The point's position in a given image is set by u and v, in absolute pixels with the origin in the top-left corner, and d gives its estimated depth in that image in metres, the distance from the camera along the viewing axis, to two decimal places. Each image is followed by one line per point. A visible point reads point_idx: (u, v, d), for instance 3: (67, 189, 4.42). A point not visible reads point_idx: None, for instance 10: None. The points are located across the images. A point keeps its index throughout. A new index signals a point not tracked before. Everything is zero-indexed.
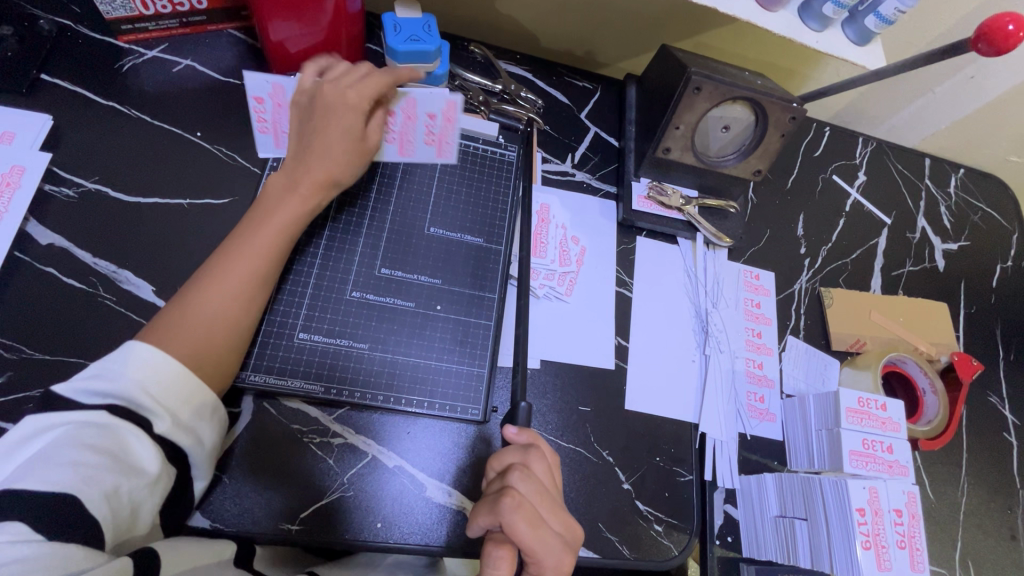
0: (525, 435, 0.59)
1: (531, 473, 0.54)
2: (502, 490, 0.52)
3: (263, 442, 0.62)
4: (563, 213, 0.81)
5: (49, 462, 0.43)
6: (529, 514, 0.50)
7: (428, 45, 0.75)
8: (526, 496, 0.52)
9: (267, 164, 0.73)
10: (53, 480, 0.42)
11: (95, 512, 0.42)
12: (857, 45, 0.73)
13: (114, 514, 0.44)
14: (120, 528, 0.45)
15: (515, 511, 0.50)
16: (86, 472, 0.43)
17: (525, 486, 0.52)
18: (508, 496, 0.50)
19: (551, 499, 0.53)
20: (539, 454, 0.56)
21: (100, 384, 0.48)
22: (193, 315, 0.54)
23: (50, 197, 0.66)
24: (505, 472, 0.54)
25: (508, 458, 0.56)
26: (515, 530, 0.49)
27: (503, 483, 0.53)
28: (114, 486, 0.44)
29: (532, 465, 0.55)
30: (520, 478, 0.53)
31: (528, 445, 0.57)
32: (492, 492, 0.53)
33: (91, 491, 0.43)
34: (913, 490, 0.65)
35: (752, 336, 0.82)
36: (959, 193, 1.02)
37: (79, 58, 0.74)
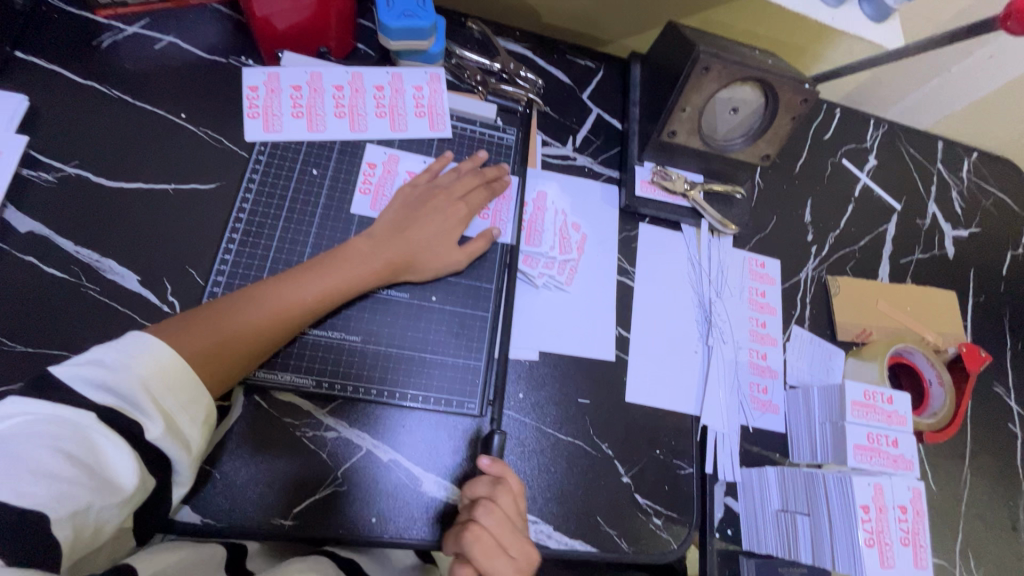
0: (497, 465, 0.57)
1: (496, 507, 0.54)
2: (465, 524, 0.54)
3: (253, 437, 0.61)
4: (563, 199, 0.79)
5: (22, 467, 0.40)
6: (486, 546, 0.52)
7: (422, 21, 0.71)
8: (488, 530, 0.53)
9: (255, 148, 0.70)
10: (22, 494, 0.39)
11: (58, 533, 0.40)
12: (876, 22, 0.69)
13: (77, 535, 0.42)
14: (81, 545, 0.43)
15: (473, 544, 0.52)
16: (58, 487, 0.41)
17: (487, 520, 0.53)
18: (468, 531, 0.53)
19: (515, 531, 0.54)
20: (507, 488, 0.56)
21: (97, 376, 0.46)
22: (262, 303, 0.58)
23: (28, 182, 0.64)
24: (472, 504, 0.55)
25: (478, 488, 0.56)
26: (471, 561, 0.52)
27: (468, 516, 0.54)
28: (84, 505, 0.42)
29: (498, 498, 0.55)
30: (485, 512, 0.54)
31: (498, 477, 0.57)
32: (459, 522, 0.55)
33: (60, 510, 0.41)
34: (918, 485, 0.64)
35: (756, 326, 0.80)
36: (971, 177, 0.99)
37: (54, 34, 0.70)
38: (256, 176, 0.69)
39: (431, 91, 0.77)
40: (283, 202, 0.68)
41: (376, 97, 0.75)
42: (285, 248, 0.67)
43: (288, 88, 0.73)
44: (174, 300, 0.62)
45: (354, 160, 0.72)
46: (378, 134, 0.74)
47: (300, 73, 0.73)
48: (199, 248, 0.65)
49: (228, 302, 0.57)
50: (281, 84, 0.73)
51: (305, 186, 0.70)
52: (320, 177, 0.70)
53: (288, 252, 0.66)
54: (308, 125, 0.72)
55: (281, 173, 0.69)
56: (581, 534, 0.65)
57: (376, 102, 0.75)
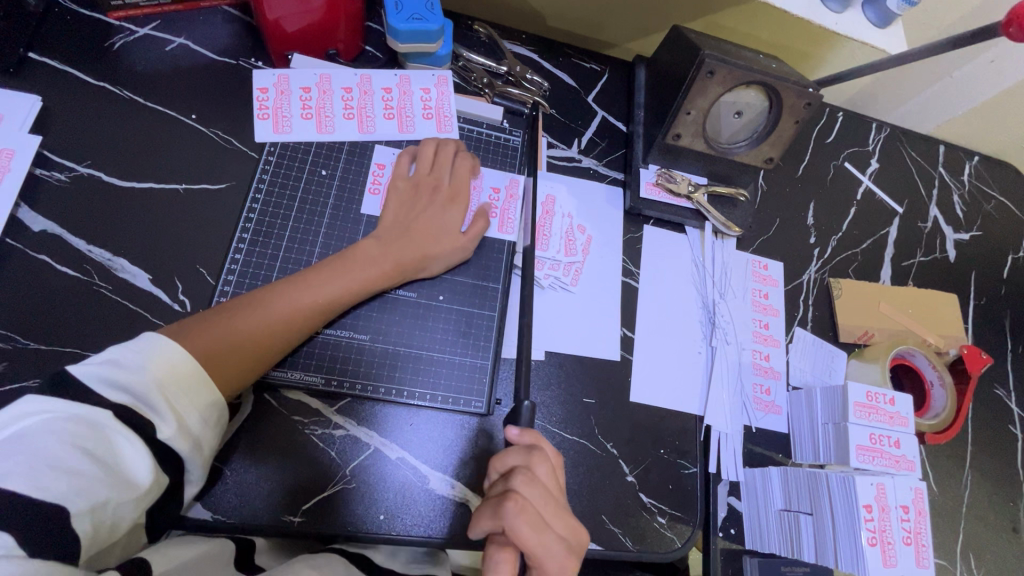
0: (527, 435, 0.57)
1: (535, 476, 0.54)
2: (505, 494, 0.52)
3: (262, 435, 0.61)
4: (569, 202, 0.79)
5: (42, 462, 0.41)
6: (532, 519, 0.51)
7: (430, 24, 0.72)
8: (530, 501, 0.52)
9: (265, 149, 0.71)
10: (43, 488, 0.40)
11: (78, 527, 0.41)
12: (879, 27, 0.70)
13: (95, 530, 0.43)
14: (97, 541, 0.43)
15: (518, 515, 0.50)
16: (77, 481, 0.42)
17: (529, 490, 0.52)
18: (512, 501, 0.51)
19: (555, 503, 0.54)
20: (543, 457, 0.55)
21: (112, 375, 0.47)
22: (274, 303, 0.58)
23: (41, 181, 0.64)
24: (508, 475, 0.54)
25: (510, 460, 0.55)
26: (516, 533, 0.50)
27: (506, 487, 0.53)
28: (102, 500, 0.43)
29: (535, 468, 0.54)
30: (524, 482, 0.53)
31: (531, 446, 0.56)
32: (495, 496, 0.53)
33: (80, 504, 0.41)
34: (920, 486, 0.64)
35: (760, 328, 0.80)
36: (972, 181, 1.00)
37: (67, 35, 0.71)
38: (266, 177, 0.69)
39: (438, 94, 0.77)
40: (292, 202, 0.69)
41: (385, 99, 0.76)
42: (295, 248, 0.67)
43: (298, 90, 0.73)
44: (185, 299, 0.63)
45: (362, 161, 0.73)
46: (386, 136, 0.75)
47: (310, 74, 0.74)
48: (209, 248, 0.66)
49: (242, 304, 0.58)
50: (290, 86, 0.73)
51: (314, 187, 0.70)
52: (329, 177, 0.71)
53: (297, 252, 0.67)
54: (317, 126, 0.73)
55: (290, 173, 0.70)
56: (587, 532, 0.66)
57: (384, 104, 0.76)
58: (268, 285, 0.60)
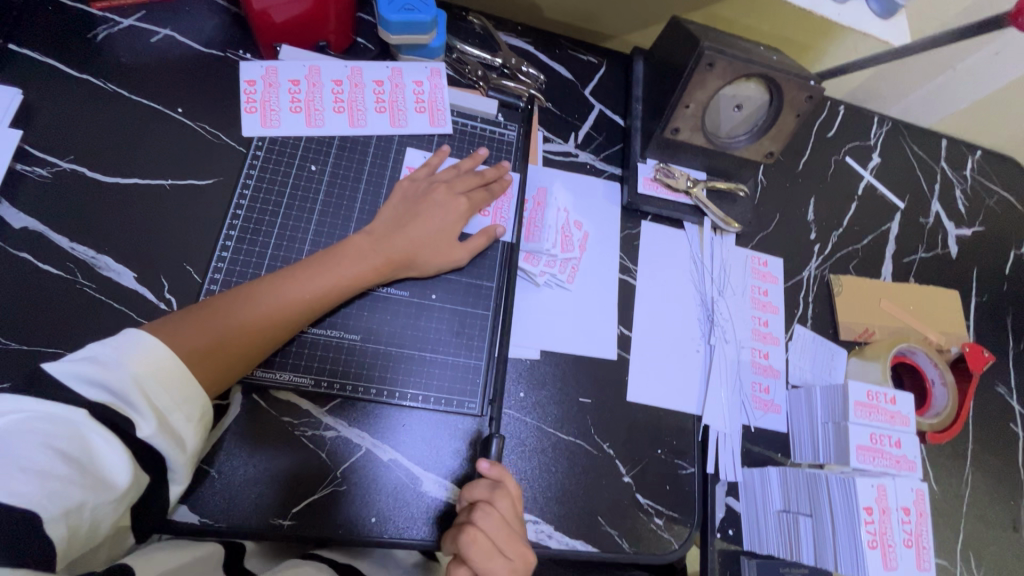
0: (496, 469, 0.56)
1: (494, 510, 0.53)
2: (462, 526, 0.53)
3: (251, 437, 0.60)
4: (565, 197, 0.78)
5: (14, 465, 0.40)
6: (482, 551, 0.51)
7: (423, 15, 0.70)
8: (485, 533, 0.52)
9: (253, 143, 0.69)
10: (14, 493, 0.39)
11: (52, 533, 0.40)
12: (883, 18, 0.68)
13: (73, 534, 0.41)
14: (76, 545, 0.42)
15: (470, 547, 0.51)
16: (50, 485, 0.40)
17: (484, 524, 0.52)
18: (464, 534, 0.52)
19: (512, 534, 0.53)
20: (506, 493, 0.55)
21: (90, 374, 0.45)
22: (260, 303, 0.57)
23: (22, 177, 0.63)
24: (471, 507, 0.54)
25: (476, 492, 0.55)
26: (468, 564, 0.51)
27: (465, 519, 0.53)
28: (78, 504, 0.41)
29: (497, 502, 0.54)
30: (482, 516, 0.53)
31: (498, 481, 0.56)
32: (456, 526, 0.54)
33: (54, 508, 0.40)
34: (922, 487, 0.63)
35: (759, 325, 0.79)
36: (975, 175, 0.99)
37: (49, 27, 0.69)
38: (253, 172, 0.68)
39: (431, 86, 0.76)
40: (281, 198, 0.67)
41: (376, 92, 0.74)
42: (283, 245, 0.66)
43: (287, 82, 0.72)
44: (171, 298, 0.62)
45: (352, 156, 0.71)
46: (378, 130, 0.73)
47: (299, 67, 0.72)
48: (196, 245, 0.64)
49: (228, 301, 0.56)
50: (279, 79, 0.72)
51: (303, 183, 0.69)
52: (319, 173, 0.70)
53: (286, 249, 0.66)
54: (306, 120, 0.71)
55: (279, 168, 0.68)
56: (582, 534, 0.65)
57: (376, 97, 0.74)
58: (254, 281, 0.59)
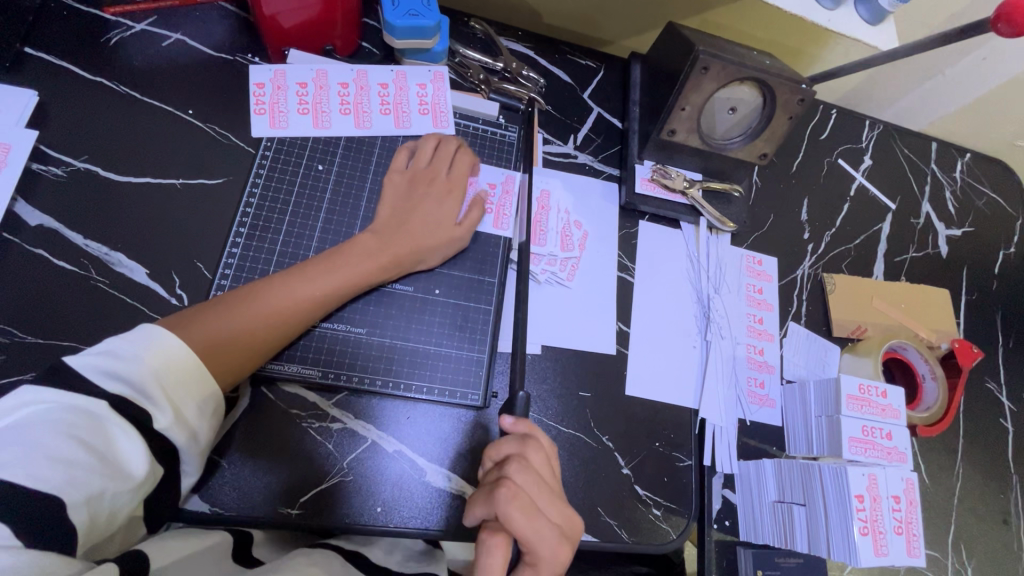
0: (522, 425, 0.58)
1: (529, 464, 0.54)
2: (499, 481, 0.53)
3: (260, 429, 0.62)
4: (565, 197, 0.80)
5: (39, 452, 0.41)
6: (523, 503, 0.51)
7: (426, 20, 0.72)
8: (522, 487, 0.52)
9: (261, 144, 0.71)
10: (39, 478, 0.40)
11: (74, 518, 0.41)
12: (872, 24, 0.71)
13: (92, 521, 0.43)
14: (94, 531, 0.44)
15: (510, 501, 0.51)
16: (73, 472, 0.42)
17: (522, 477, 0.53)
18: (504, 487, 0.51)
19: (549, 491, 0.54)
20: (537, 445, 0.56)
21: (109, 367, 0.47)
22: (269, 300, 0.58)
23: (38, 176, 0.64)
24: (503, 463, 0.55)
25: (506, 448, 0.56)
26: (510, 520, 0.50)
27: (500, 474, 0.53)
28: (97, 491, 0.43)
29: (530, 456, 0.55)
30: (519, 469, 0.53)
31: (526, 435, 0.57)
32: (490, 482, 0.54)
33: (75, 495, 0.42)
34: (912, 477, 0.65)
35: (754, 322, 0.81)
36: (964, 177, 1.01)
37: (64, 31, 0.71)
38: (262, 172, 0.70)
39: (434, 89, 0.78)
40: (289, 197, 0.69)
41: (381, 94, 0.76)
42: (291, 242, 0.68)
43: (295, 85, 0.74)
44: (182, 293, 0.63)
45: (358, 157, 0.73)
46: (383, 132, 0.75)
47: (306, 70, 0.74)
48: (206, 242, 0.66)
49: (238, 298, 0.58)
50: (287, 81, 0.74)
51: (310, 182, 0.71)
52: (326, 172, 0.71)
53: (295, 245, 0.67)
54: (314, 122, 0.73)
55: (287, 168, 0.70)
56: (582, 524, 0.66)
57: (380, 100, 0.76)
58: (263, 279, 0.60)
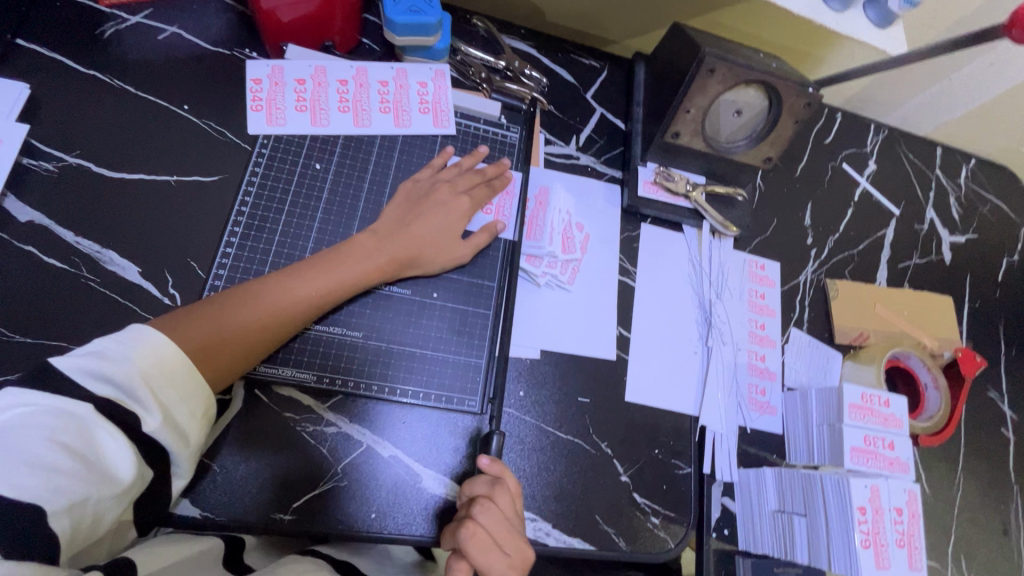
0: (496, 465, 0.57)
1: (493, 505, 0.55)
2: (461, 520, 0.54)
3: (252, 433, 0.61)
4: (566, 199, 0.79)
5: (19, 459, 0.40)
6: (481, 543, 0.52)
7: (428, 17, 0.71)
8: (483, 527, 0.53)
9: (258, 141, 0.70)
10: (18, 487, 0.39)
11: (55, 526, 0.40)
12: (880, 28, 0.69)
13: (75, 528, 0.42)
14: (78, 538, 0.43)
15: (468, 540, 0.52)
16: (54, 479, 0.41)
17: (484, 518, 0.54)
18: (463, 527, 0.53)
19: (510, 530, 0.54)
20: (505, 489, 0.56)
21: (98, 368, 0.46)
22: (265, 300, 0.57)
23: (28, 171, 0.63)
24: (470, 502, 0.55)
25: (477, 487, 0.56)
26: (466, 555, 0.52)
27: (465, 513, 0.55)
28: (81, 498, 0.42)
29: (497, 497, 0.55)
30: (482, 510, 0.54)
31: (498, 477, 0.57)
32: (456, 519, 0.55)
33: (57, 502, 0.41)
34: (914, 488, 0.64)
35: (756, 328, 0.80)
36: (969, 184, 1.00)
37: (58, 23, 0.69)
38: (258, 170, 0.68)
39: (435, 88, 0.77)
40: (286, 195, 0.68)
41: (381, 92, 0.75)
42: (287, 242, 0.66)
43: (293, 82, 0.72)
44: (175, 293, 0.62)
45: (356, 155, 0.72)
46: (382, 130, 0.74)
47: (304, 66, 0.73)
48: (201, 241, 0.65)
49: (233, 298, 0.57)
50: (285, 78, 0.72)
51: (308, 181, 0.69)
52: (323, 171, 0.70)
53: (291, 245, 0.66)
54: (312, 119, 0.72)
55: (283, 166, 0.69)
56: (580, 532, 0.65)
57: (380, 97, 0.75)
58: (258, 279, 0.59)
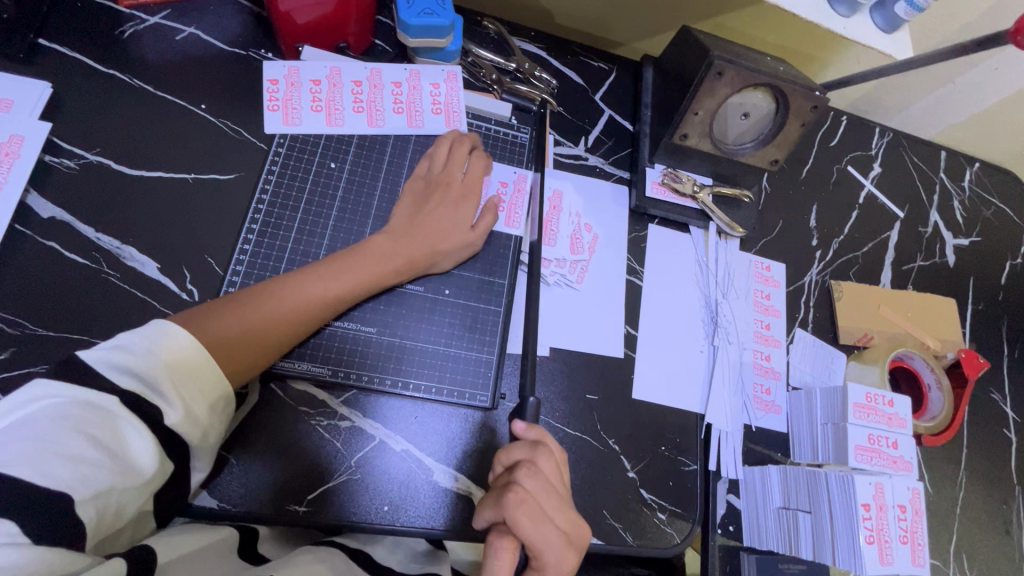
0: (532, 431, 0.59)
1: (538, 470, 0.54)
2: (508, 486, 0.53)
3: (267, 427, 0.62)
4: (575, 199, 0.80)
5: (47, 448, 0.41)
6: (532, 510, 0.52)
7: (441, 19, 0.72)
8: (531, 493, 0.53)
9: (274, 140, 0.71)
10: (48, 475, 0.40)
11: (82, 514, 0.41)
12: (886, 32, 0.71)
13: (100, 517, 0.43)
14: (103, 528, 0.44)
15: (519, 507, 0.51)
16: (81, 469, 0.42)
17: (532, 483, 0.53)
18: (513, 493, 0.52)
19: (556, 496, 0.54)
20: (547, 452, 0.56)
21: (123, 361, 0.47)
22: (283, 296, 0.59)
23: (50, 168, 0.64)
24: (512, 468, 0.55)
25: (516, 453, 0.56)
26: (518, 525, 0.51)
27: (509, 479, 0.54)
28: (106, 488, 0.43)
29: (539, 462, 0.55)
30: (527, 475, 0.53)
31: (536, 442, 0.57)
32: (499, 486, 0.54)
33: (83, 492, 0.41)
34: (917, 486, 0.65)
35: (761, 328, 0.81)
36: (973, 187, 1.01)
37: (79, 23, 0.71)
38: (275, 168, 0.70)
39: (447, 89, 0.78)
40: (302, 193, 0.69)
41: (394, 93, 0.76)
42: (303, 239, 0.68)
43: (308, 82, 0.74)
44: (193, 289, 0.63)
45: (370, 155, 0.73)
46: (395, 130, 0.75)
47: (320, 67, 0.74)
48: (217, 237, 0.66)
49: (252, 295, 0.58)
50: (301, 78, 0.74)
51: (322, 180, 0.70)
52: (338, 170, 0.71)
53: (306, 243, 0.67)
54: (327, 119, 0.73)
55: (299, 165, 0.70)
56: (588, 526, 0.66)
57: (393, 98, 0.76)
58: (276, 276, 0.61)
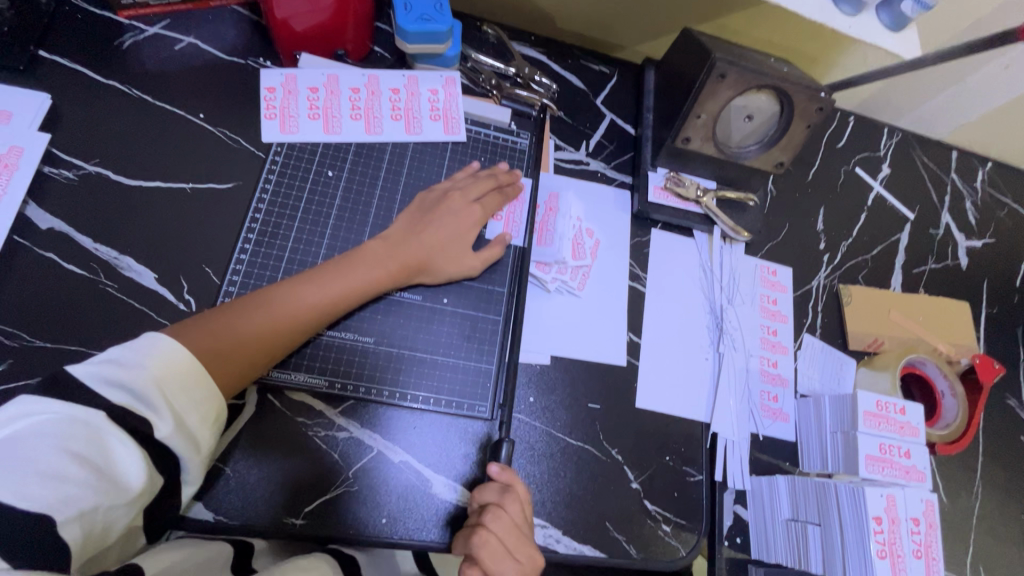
0: (506, 473, 0.58)
1: (504, 513, 0.56)
2: (473, 529, 0.55)
3: (265, 438, 0.61)
4: (577, 205, 0.79)
5: (30, 468, 0.40)
6: (494, 554, 0.53)
7: (439, 25, 0.72)
8: (495, 535, 0.54)
9: (272, 149, 0.71)
10: (28, 497, 0.40)
11: (66, 536, 0.41)
12: (894, 32, 0.69)
13: (85, 537, 0.42)
14: (90, 545, 0.43)
15: (480, 549, 0.53)
16: (65, 489, 0.41)
17: (495, 527, 0.55)
18: (475, 537, 0.54)
19: (522, 539, 0.55)
20: (515, 496, 0.57)
21: (112, 375, 0.47)
22: (277, 307, 0.58)
23: (49, 179, 0.64)
24: (480, 510, 0.56)
25: (486, 495, 0.57)
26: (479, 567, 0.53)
27: (477, 521, 0.56)
28: (91, 507, 0.42)
29: (506, 506, 0.56)
30: (493, 519, 0.55)
31: (508, 484, 0.58)
32: (468, 527, 0.56)
33: (67, 512, 0.41)
34: (931, 498, 0.63)
35: (768, 334, 0.80)
36: (985, 187, 0.99)
37: (79, 35, 0.71)
38: (272, 177, 0.69)
39: (446, 95, 0.77)
40: (299, 202, 0.69)
41: (392, 100, 0.75)
42: (300, 249, 0.67)
43: (306, 90, 0.73)
44: (190, 299, 0.63)
45: (368, 163, 0.73)
46: (393, 137, 0.74)
47: (317, 75, 0.74)
48: (214, 247, 0.66)
49: (246, 305, 0.57)
50: (298, 86, 0.73)
51: (320, 188, 0.70)
52: (335, 178, 0.71)
53: (303, 252, 0.67)
54: (324, 127, 0.72)
55: (296, 174, 0.70)
56: (591, 539, 0.65)
57: (392, 105, 0.75)
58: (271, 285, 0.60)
